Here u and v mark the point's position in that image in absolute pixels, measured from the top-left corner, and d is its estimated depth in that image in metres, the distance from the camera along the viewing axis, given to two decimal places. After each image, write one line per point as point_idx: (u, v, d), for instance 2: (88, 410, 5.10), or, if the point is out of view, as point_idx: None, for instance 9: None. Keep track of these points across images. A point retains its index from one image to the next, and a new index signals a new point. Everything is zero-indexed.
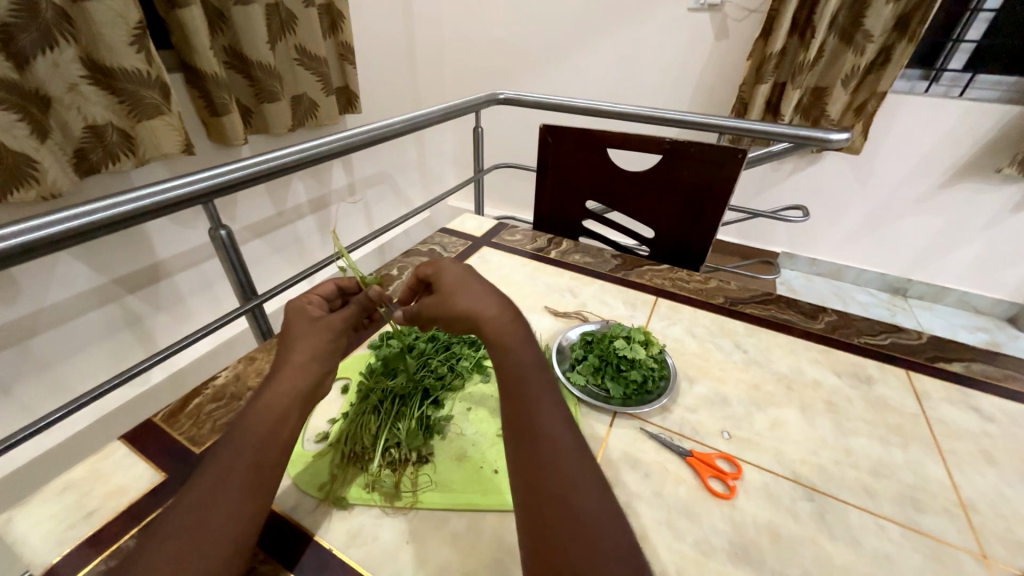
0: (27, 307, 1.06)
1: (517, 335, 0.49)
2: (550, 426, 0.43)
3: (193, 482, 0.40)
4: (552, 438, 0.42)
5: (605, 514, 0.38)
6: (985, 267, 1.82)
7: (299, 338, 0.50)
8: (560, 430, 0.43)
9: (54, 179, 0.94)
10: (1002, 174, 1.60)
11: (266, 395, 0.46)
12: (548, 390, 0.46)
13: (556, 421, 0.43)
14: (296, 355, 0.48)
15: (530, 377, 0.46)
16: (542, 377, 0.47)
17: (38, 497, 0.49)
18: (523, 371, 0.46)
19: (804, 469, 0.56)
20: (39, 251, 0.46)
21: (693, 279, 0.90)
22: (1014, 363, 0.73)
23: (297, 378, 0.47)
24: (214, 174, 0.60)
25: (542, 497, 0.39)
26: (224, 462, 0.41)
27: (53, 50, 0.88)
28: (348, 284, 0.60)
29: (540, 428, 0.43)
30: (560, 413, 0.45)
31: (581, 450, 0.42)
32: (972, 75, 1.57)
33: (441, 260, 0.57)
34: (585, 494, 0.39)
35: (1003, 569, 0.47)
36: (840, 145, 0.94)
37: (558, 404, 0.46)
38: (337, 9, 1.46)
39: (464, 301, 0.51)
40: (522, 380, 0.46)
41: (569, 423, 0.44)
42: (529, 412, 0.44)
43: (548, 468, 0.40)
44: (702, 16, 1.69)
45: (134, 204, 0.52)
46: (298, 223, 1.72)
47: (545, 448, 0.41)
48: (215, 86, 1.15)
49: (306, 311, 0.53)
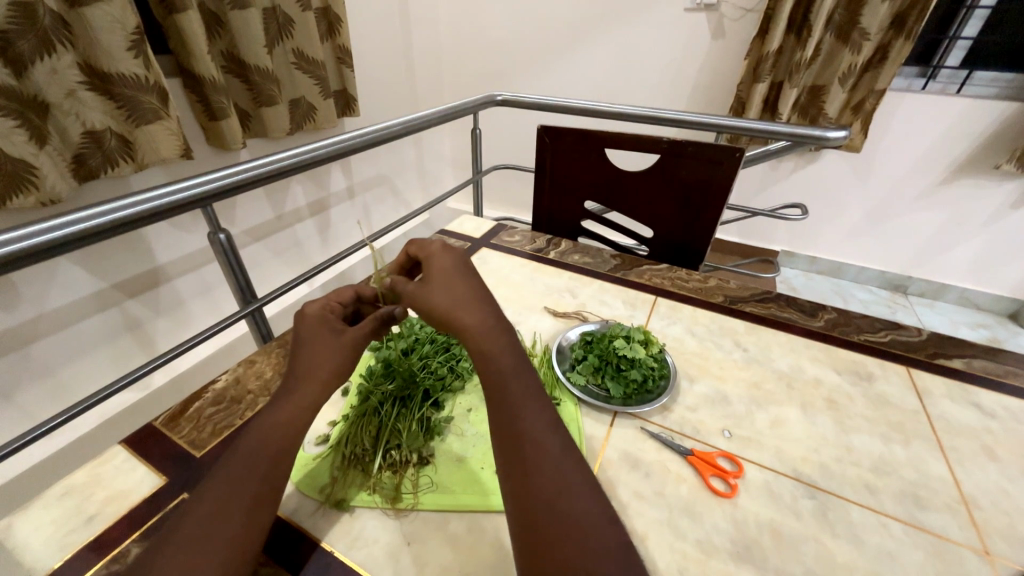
0: (27, 313, 1.06)
1: (498, 339, 0.47)
2: (535, 429, 0.43)
3: (205, 489, 0.41)
4: (540, 442, 0.42)
5: (602, 517, 0.38)
6: (985, 264, 1.82)
7: (314, 349, 0.50)
8: (549, 434, 0.43)
9: (53, 186, 0.94)
10: (1001, 170, 1.60)
11: (282, 407, 0.46)
12: (534, 393, 0.45)
13: (546, 425, 0.43)
14: (315, 369, 0.48)
15: (511, 381, 0.45)
16: (525, 381, 0.46)
17: (38, 503, 0.49)
18: (503, 377, 0.45)
19: (805, 467, 0.56)
20: (40, 256, 0.46)
21: (692, 278, 0.90)
22: (1016, 359, 0.73)
23: (316, 392, 0.48)
24: (211, 179, 0.60)
25: (530, 501, 0.39)
26: (234, 471, 0.42)
27: (51, 56, 0.89)
28: (366, 291, 0.60)
29: (524, 433, 0.42)
30: (549, 415, 0.44)
31: (568, 450, 0.42)
32: (969, 73, 1.55)
33: (435, 245, 0.56)
34: (581, 497, 0.39)
35: (1005, 565, 0.47)
36: (838, 144, 0.94)
37: (546, 406, 0.45)
38: (334, 13, 1.46)
39: (442, 295, 0.50)
40: (504, 385, 0.45)
41: (559, 426, 0.44)
42: (512, 417, 0.43)
43: (536, 472, 0.40)
44: (698, 16, 1.70)
45: (132, 209, 0.52)
46: (298, 226, 1.72)
47: (537, 456, 0.41)
48: (214, 90, 1.15)
49: (326, 318, 0.52)
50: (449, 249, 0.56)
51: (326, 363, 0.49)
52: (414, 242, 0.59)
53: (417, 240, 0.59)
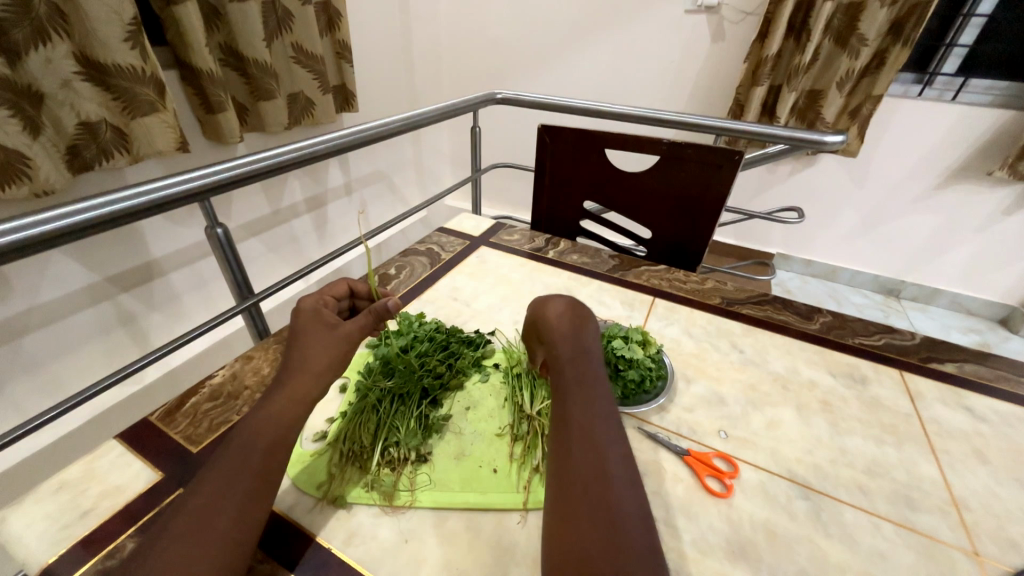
0: (18, 305, 1.05)
1: (564, 333, 0.56)
2: (590, 414, 0.47)
3: (200, 484, 0.40)
4: (588, 424, 0.46)
5: (631, 509, 0.40)
6: (978, 269, 1.84)
7: (315, 344, 0.51)
8: (601, 421, 0.47)
9: (47, 176, 0.93)
10: (994, 176, 1.61)
11: (275, 403, 0.46)
12: (590, 382, 0.51)
13: (601, 411, 0.48)
14: (311, 362, 0.50)
15: (568, 369, 0.52)
16: (583, 373, 0.52)
17: (31, 497, 0.49)
18: (562, 365, 0.53)
19: (800, 468, 0.56)
20: (34, 248, 0.46)
21: (690, 280, 0.91)
22: (1006, 364, 0.74)
23: (310, 385, 0.48)
24: (176, 183, 0.56)
25: (569, 476, 0.42)
26: (232, 464, 0.41)
27: (47, 45, 0.87)
28: (360, 288, 0.61)
29: (576, 414, 0.47)
30: (602, 407, 0.49)
31: (614, 442, 0.45)
32: (964, 80, 1.58)
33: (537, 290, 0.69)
34: (618, 484, 0.42)
35: (994, 567, 0.48)
36: (835, 149, 0.94)
37: (603, 396, 0.50)
38: (334, 7, 1.45)
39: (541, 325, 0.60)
40: (562, 372, 0.53)
41: (611, 418, 0.48)
42: (567, 399, 0.50)
43: (583, 451, 0.44)
44: (698, 18, 1.70)
45: (88, 214, 0.49)
46: (294, 221, 1.71)
47: (581, 434, 0.45)
48: (211, 83, 1.14)
49: (322, 314, 0.54)
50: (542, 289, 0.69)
51: (323, 356, 0.50)
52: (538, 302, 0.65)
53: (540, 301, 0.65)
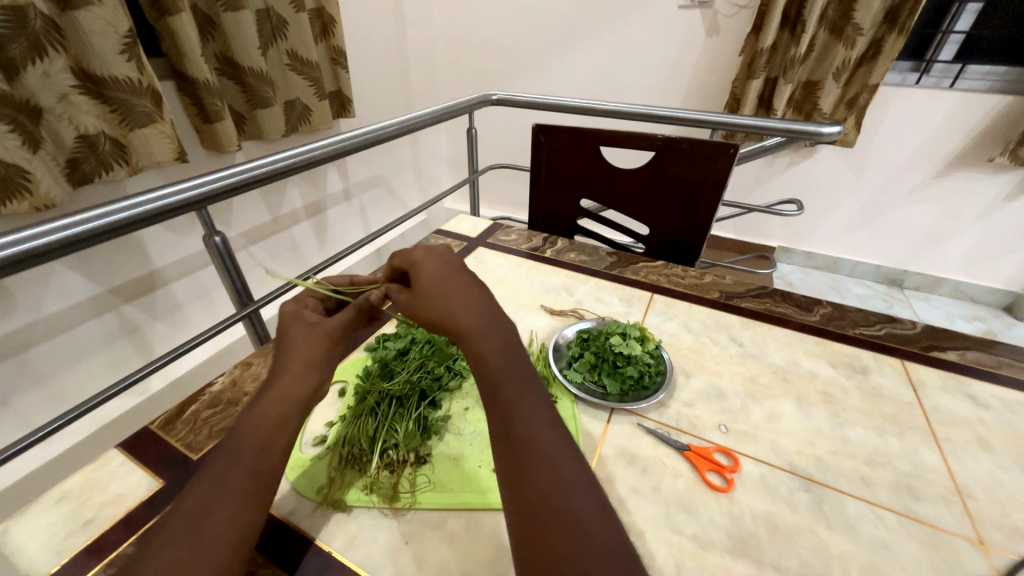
0: (24, 318, 1.06)
1: (493, 339, 0.47)
2: (533, 425, 0.43)
3: (188, 494, 0.40)
4: (534, 437, 0.42)
5: (594, 511, 0.39)
6: (981, 256, 1.83)
7: (296, 346, 0.50)
8: (545, 433, 0.43)
9: (47, 191, 0.94)
10: (994, 162, 1.60)
11: (253, 414, 0.45)
12: (528, 388, 0.46)
13: (540, 421, 0.44)
14: (294, 360, 0.49)
15: (506, 380, 0.45)
16: (521, 376, 0.46)
17: (34, 507, 0.49)
18: (500, 375, 0.45)
19: (801, 460, 0.56)
20: (44, 256, 0.47)
21: (687, 275, 0.91)
22: (1011, 351, 0.73)
23: (297, 385, 0.47)
24: (163, 196, 0.55)
25: (526, 498, 0.39)
26: (219, 476, 0.41)
27: (44, 60, 0.88)
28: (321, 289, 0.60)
29: (520, 429, 0.43)
30: (543, 411, 0.45)
31: (565, 446, 0.43)
32: (962, 66, 1.57)
33: (418, 251, 0.54)
34: (578, 495, 0.39)
35: (999, 554, 0.47)
36: (833, 140, 0.94)
37: (542, 402, 0.45)
38: (328, 13, 1.46)
39: (428, 311, 0.49)
40: (499, 385, 0.45)
41: (554, 420, 0.44)
42: (507, 414, 0.44)
43: (533, 470, 0.40)
44: (692, 13, 1.70)
45: (82, 226, 0.48)
46: (294, 228, 1.71)
47: (531, 453, 0.41)
48: (207, 92, 1.14)
49: (303, 315, 0.53)
50: (432, 251, 0.54)
51: (306, 354, 0.49)
52: (398, 254, 0.56)
53: (400, 251, 0.55)
